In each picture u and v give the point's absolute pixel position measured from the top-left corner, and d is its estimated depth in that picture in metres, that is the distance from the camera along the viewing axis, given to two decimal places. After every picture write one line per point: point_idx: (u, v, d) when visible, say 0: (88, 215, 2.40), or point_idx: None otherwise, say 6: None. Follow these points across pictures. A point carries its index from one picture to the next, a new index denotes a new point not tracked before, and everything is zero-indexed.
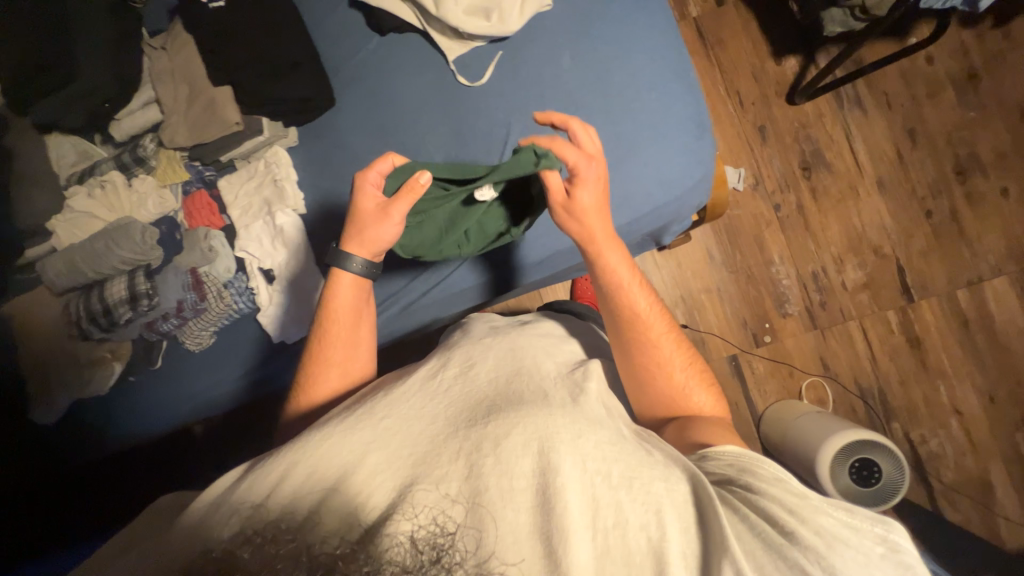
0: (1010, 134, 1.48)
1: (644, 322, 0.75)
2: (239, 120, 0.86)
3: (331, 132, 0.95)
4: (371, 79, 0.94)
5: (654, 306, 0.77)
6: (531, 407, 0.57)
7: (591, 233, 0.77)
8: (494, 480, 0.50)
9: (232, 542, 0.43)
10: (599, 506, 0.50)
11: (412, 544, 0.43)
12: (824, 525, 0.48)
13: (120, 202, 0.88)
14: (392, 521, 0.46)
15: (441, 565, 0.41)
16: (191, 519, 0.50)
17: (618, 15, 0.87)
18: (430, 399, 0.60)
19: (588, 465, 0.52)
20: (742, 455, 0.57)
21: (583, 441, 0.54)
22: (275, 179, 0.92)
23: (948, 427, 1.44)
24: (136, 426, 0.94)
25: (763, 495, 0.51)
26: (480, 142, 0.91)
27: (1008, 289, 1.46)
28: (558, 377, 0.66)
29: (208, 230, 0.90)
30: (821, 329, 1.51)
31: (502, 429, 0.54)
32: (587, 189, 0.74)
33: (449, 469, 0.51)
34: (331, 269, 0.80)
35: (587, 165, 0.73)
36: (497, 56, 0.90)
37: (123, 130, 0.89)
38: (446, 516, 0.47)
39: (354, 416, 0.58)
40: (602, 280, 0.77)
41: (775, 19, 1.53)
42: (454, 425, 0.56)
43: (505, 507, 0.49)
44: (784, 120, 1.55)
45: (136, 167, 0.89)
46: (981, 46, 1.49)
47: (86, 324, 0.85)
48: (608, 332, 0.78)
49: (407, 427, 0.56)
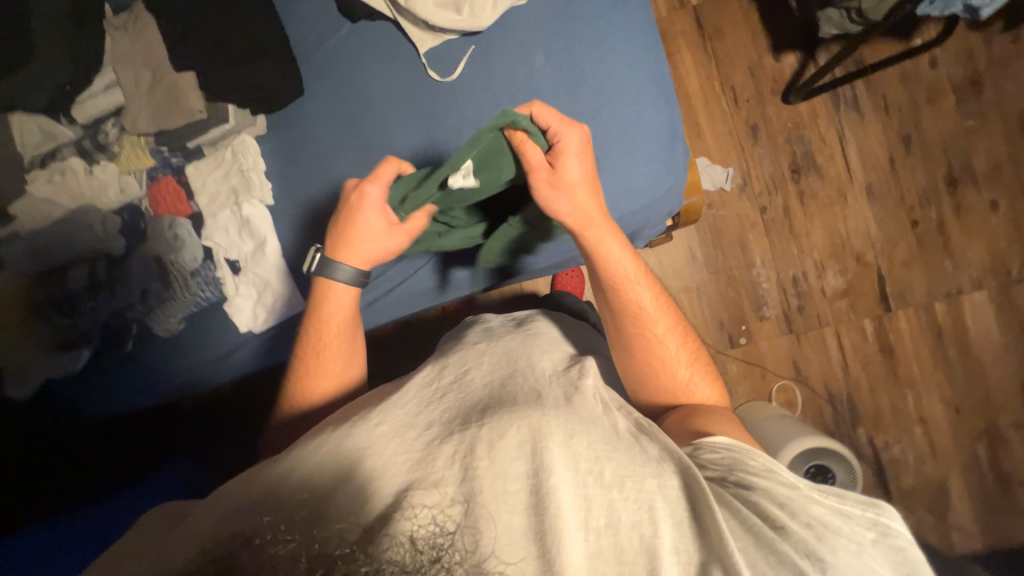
0: (1006, 145, 1.45)
1: (647, 315, 0.74)
2: (202, 108, 0.85)
3: (299, 121, 0.94)
4: (342, 68, 0.92)
5: (661, 299, 0.75)
6: (527, 407, 0.55)
7: (587, 214, 0.73)
8: (489, 481, 0.48)
9: (221, 548, 0.39)
10: (590, 506, 0.48)
11: (411, 544, 0.39)
12: (817, 514, 0.50)
13: (81, 188, 0.87)
14: (391, 521, 0.42)
15: (440, 564, 0.37)
16: (177, 535, 0.45)
17: (596, 13, 0.85)
18: (425, 403, 0.58)
19: (580, 466, 0.50)
20: (736, 445, 0.58)
21: (576, 440, 0.52)
22: (242, 168, 0.91)
23: (912, 434, 1.47)
24: (106, 405, 0.96)
25: (754, 487, 0.53)
26: (449, 140, 0.89)
27: (985, 303, 1.46)
28: (552, 377, 0.64)
29: (174, 219, 0.90)
30: (796, 333, 1.51)
31: (497, 429, 0.52)
32: (571, 159, 0.71)
33: (445, 470, 0.49)
34: (317, 280, 0.79)
35: (566, 130, 0.71)
36: (469, 51, 0.88)
37: (85, 113, 0.88)
38: (444, 515, 0.44)
39: (347, 424, 0.56)
40: (603, 274, 0.75)
41: (776, 11, 1.47)
42: (449, 427, 0.54)
43: (499, 509, 0.46)
44: (777, 118, 1.51)
45: (97, 153, 0.88)
46: (986, 51, 1.44)
47: (47, 308, 0.86)
48: (612, 329, 0.76)
49: (403, 429, 0.53)
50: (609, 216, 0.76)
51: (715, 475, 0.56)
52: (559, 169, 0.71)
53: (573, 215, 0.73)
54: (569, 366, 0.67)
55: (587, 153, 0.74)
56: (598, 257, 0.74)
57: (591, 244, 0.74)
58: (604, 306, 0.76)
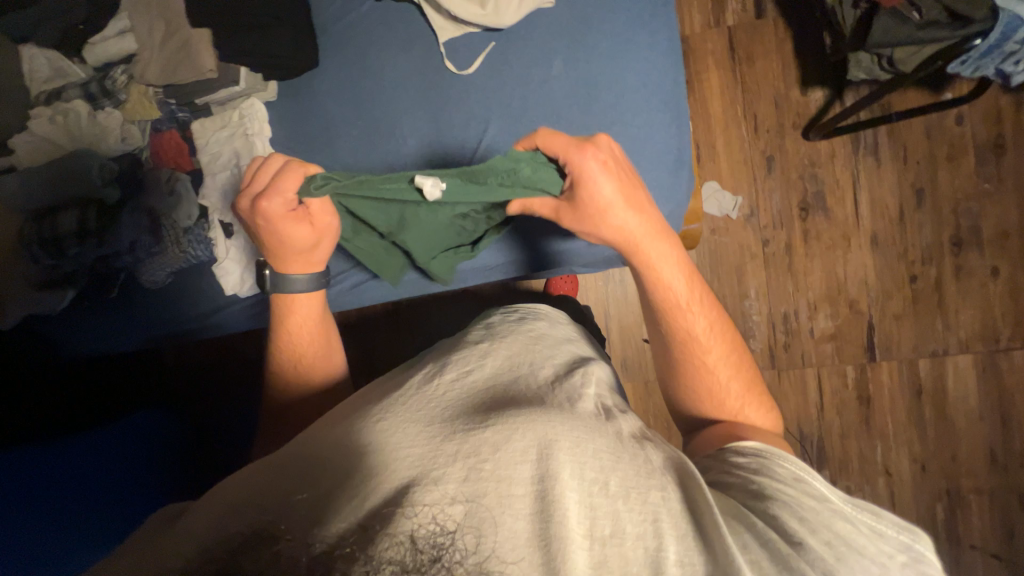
0: (1018, 214, 1.43)
1: (698, 342, 0.72)
2: (213, 68, 0.83)
3: (310, 94, 0.93)
4: (360, 45, 0.91)
5: (714, 329, 0.73)
6: (533, 410, 0.53)
7: (629, 233, 0.71)
8: (493, 483, 0.46)
9: (221, 550, 0.40)
10: (596, 515, 0.46)
11: (411, 543, 0.40)
12: (842, 531, 0.51)
13: (83, 131, 0.87)
14: (389, 522, 0.42)
15: (441, 564, 0.40)
16: (183, 525, 0.47)
17: (620, 26, 0.83)
18: (427, 397, 0.55)
19: (586, 476, 0.48)
20: (764, 449, 0.61)
21: (582, 447, 0.50)
22: (247, 133, 0.91)
23: (875, 484, 1.49)
24: (87, 346, 0.98)
25: (778, 495, 0.54)
26: (456, 133, 0.88)
27: (969, 367, 1.46)
28: (556, 380, 0.61)
29: (172, 173, 0.90)
30: (778, 370, 1.52)
31: (502, 430, 0.49)
32: (604, 177, 0.68)
33: (448, 468, 0.46)
34: (274, 298, 0.79)
35: (578, 157, 0.67)
36: (488, 48, 0.87)
37: (96, 55, 0.87)
38: (445, 513, 0.43)
39: (346, 419, 0.54)
40: (654, 296, 0.73)
41: (810, 44, 1.44)
42: (452, 425, 0.51)
43: (503, 512, 0.45)
44: (794, 153, 1.49)
45: (104, 99, 0.88)
46: (1015, 116, 1.42)
47: (36, 248, 0.83)
48: (659, 350, 0.76)
49: (404, 422, 0.51)
50: (664, 231, 0.72)
51: (742, 475, 0.58)
52: (588, 195, 0.69)
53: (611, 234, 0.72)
54: (573, 369, 0.65)
55: (611, 168, 0.69)
56: (650, 276, 0.73)
57: (641, 262, 0.72)
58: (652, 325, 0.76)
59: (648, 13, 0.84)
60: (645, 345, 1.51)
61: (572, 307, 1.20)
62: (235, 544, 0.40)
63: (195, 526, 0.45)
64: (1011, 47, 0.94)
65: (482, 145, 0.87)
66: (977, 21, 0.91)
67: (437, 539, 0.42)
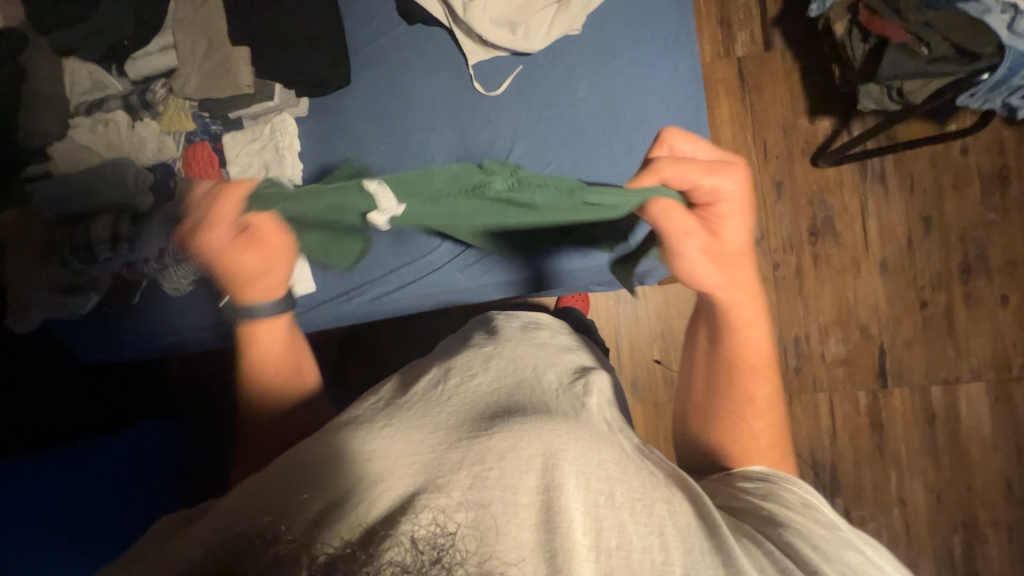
0: None
1: (749, 405, 0.66)
2: (251, 84, 0.86)
3: (339, 111, 0.96)
4: (392, 66, 0.95)
5: (764, 401, 0.67)
6: (538, 416, 0.53)
7: (736, 278, 0.64)
8: (498, 491, 0.46)
9: (226, 549, 0.38)
10: (602, 527, 0.46)
11: (411, 543, 0.38)
12: (853, 558, 0.50)
13: (120, 141, 0.89)
14: (394, 526, 0.41)
15: (442, 565, 0.37)
16: (183, 535, 0.46)
17: (643, 53, 0.87)
18: (433, 406, 0.55)
19: (592, 488, 0.47)
20: (772, 476, 0.60)
21: (589, 457, 0.50)
22: (277, 146, 0.93)
23: (890, 514, 1.46)
24: (97, 354, 0.99)
25: (788, 522, 0.53)
26: (482, 151, 0.91)
27: (982, 395, 1.46)
28: (561, 391, 0.61)
29: (202, 184, 0.91)
30: (789, 394, 1.51)
31: (509, 436, 0.49)
32: (736, 222, 0.61)
33: (454, 476, 0.46)
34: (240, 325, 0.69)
35: (723, 185, 0.59)
36: (515, 71, 0.90)
37: (137, 70, 0.90)
38: (448, 517, 0.42)
39: (348, 424, 0.53)
40: (724, 342, 0.66)
41: (818, 76, 1.50)
42: (456, 433, 0.51)
43: (508, 520, 0.44)
44: (804, 179, 1.52)
45: (142, 111, 0.91)
46: (1018, 149, 1.46)
47: (67, 255, 0.81)
48: (703, 400, 0.70)
49: (411, 429, 0.51)
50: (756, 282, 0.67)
51: (750, 499, 0.57)
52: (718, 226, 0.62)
53: (715, 280, 0.64)
54: (576, 379, 0.65)
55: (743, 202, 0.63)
56: (744, 325, 0.65)
57: (735, 312, 0.65)
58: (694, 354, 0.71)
59: (672, 42, 0.87)
60: (656, 366, 1.50)
61: (575, 320, 1.21)
62: (234, 543, 0.39)
63: (202, 532, 0.44)
64: (1018, 81, 0.97)
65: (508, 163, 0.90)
66: (986, 55, 0.95)
67: (438, 539, 0.40)
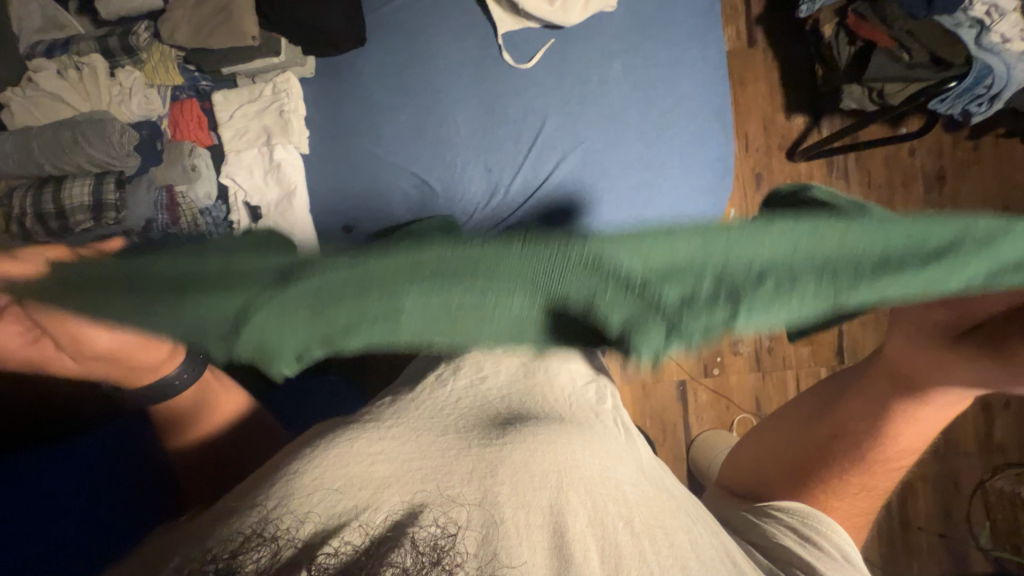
0: None
1: (837, 486, 0.62)
2: (255, 35, 0.78)
3: (350, 73, 0.87)
4: (413, 27, 0.87)
5: (847, 480, 0.61)
6: (554, 427, 0.48)
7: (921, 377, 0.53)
8: (511, 508, 0.40)
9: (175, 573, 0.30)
10: (620, 558, 0.40)
11: (412, 546, 0.32)
12: None
13: (101, 91, 0.78)
14: (392, 535, 0.34)
15: (442, 567, 0.31)
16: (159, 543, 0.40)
17: (675, 38, 0.88)
18: (442, 404, 0.50)
19: (604, 520, 0.42)
20: (811, 517, 0.59)
21: (605, 477, 0.46)
22: (282, 109, 0.83)
23: None
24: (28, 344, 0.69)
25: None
26: (511, 129, 0.87)
27: None
28: (575, 400, 0.55)
29: (194, 146, 0.81)
30: (763, 372, 1.55)
31: (522, 449, 0.44)
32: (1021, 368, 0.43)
33: (463, 488, 0.40)
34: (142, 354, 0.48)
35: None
36: (547, 43, 0.88)
37: (113, 9, 0.79)
38: (449, 522, 0.36)
39: (354, 425, 0.46)
40: (851, 413, 0.61)
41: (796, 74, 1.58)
42: (468, 438, 0.45)
43: (520, 541, 0.38)
44: (778, 173, 1.47)
45: (123, 56, 0.79)
46: (993, 150, 1.45)
47: (34, 221, 0.73)
48: (784, 454, 0.66)
49: (418, 432, 0.45)
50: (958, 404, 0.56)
51: (784, 543, 0.55)
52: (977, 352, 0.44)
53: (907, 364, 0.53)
54: (590, 384, 0.59)
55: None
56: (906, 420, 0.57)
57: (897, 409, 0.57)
58: (800, 415, 0.68)
59: (701, 26, 0.89)
60: None
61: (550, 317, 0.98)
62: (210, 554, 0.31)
63: (180, 542, 0.36)
64: (980, 91, 1.09)
65: (538, 140, 0.87)
66: (956, 66, 1.06)
67: (438, 541, 0.34)
